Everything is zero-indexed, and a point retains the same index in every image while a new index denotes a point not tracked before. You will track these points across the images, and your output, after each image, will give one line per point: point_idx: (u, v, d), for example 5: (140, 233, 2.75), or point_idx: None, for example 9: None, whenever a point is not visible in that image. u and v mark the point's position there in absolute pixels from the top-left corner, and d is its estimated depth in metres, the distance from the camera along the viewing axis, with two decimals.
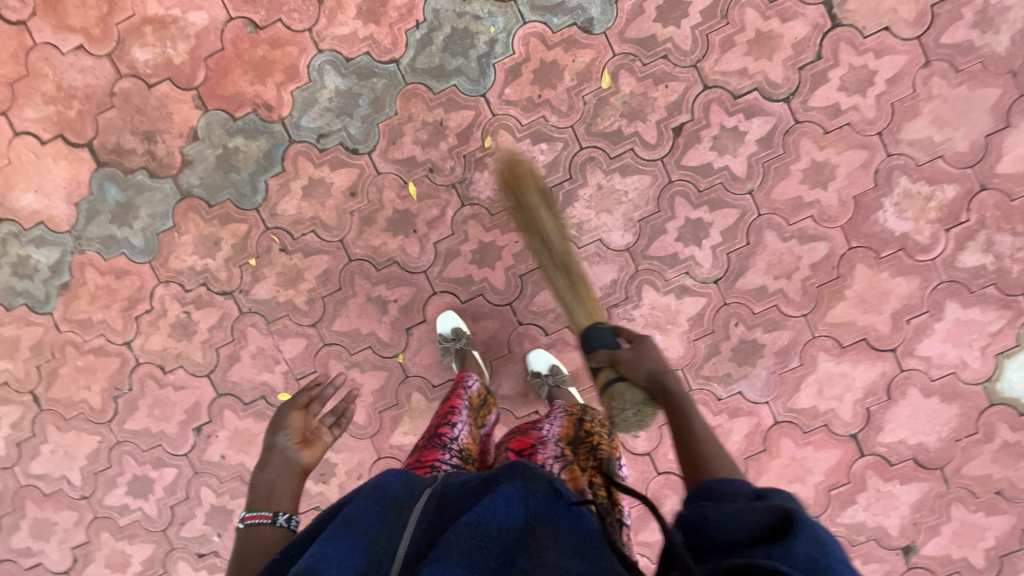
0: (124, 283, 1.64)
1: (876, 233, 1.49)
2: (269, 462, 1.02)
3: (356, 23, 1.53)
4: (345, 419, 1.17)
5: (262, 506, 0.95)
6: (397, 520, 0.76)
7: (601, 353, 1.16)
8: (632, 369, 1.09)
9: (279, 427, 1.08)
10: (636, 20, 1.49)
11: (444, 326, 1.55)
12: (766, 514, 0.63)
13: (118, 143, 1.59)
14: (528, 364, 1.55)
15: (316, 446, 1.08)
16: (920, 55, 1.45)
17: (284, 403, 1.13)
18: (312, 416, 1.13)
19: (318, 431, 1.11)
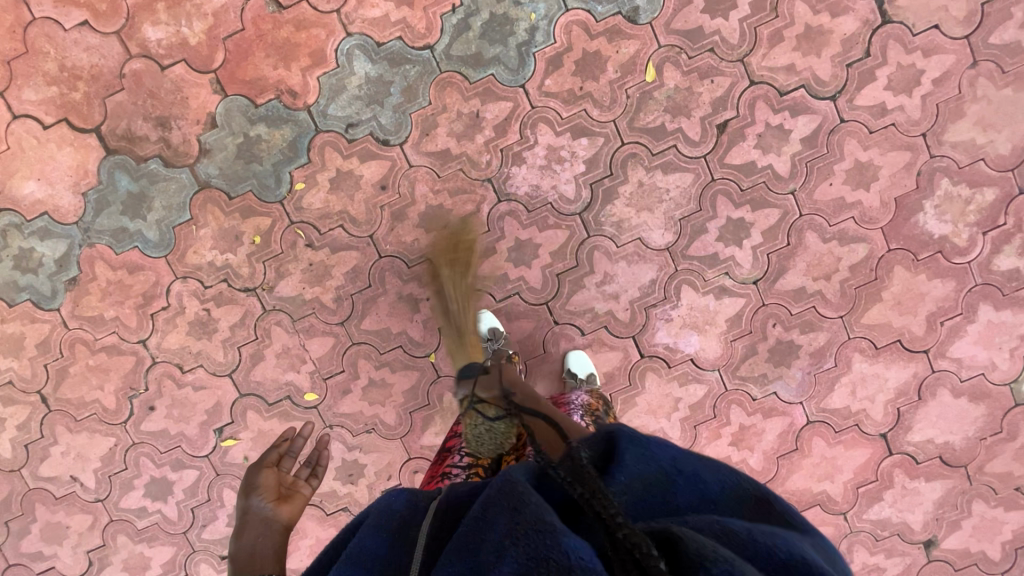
0: (138, 278, 1.55)
1: (916, 235, 1.49)
2: (247, 526, 1.00)
3: (388, 5, 1.44)
4: (321, 467, 1.19)
5: (244, 572, 0.90)
6: (405, 545, 0.69)
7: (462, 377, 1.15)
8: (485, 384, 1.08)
9: (251, 488, 1.08)
10: (683, 11, 1.43)
11: (482, 326, 1.49)
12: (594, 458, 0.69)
13: (130, 129, 1.48)
14: (564, 362, 1.53)
15: (296, 500, 1.08)
16: (967, 54, 1.43)
17: (252, 465, 1.15)
18: (284, 473, 1.15)
19: (296, 485, 1.12)
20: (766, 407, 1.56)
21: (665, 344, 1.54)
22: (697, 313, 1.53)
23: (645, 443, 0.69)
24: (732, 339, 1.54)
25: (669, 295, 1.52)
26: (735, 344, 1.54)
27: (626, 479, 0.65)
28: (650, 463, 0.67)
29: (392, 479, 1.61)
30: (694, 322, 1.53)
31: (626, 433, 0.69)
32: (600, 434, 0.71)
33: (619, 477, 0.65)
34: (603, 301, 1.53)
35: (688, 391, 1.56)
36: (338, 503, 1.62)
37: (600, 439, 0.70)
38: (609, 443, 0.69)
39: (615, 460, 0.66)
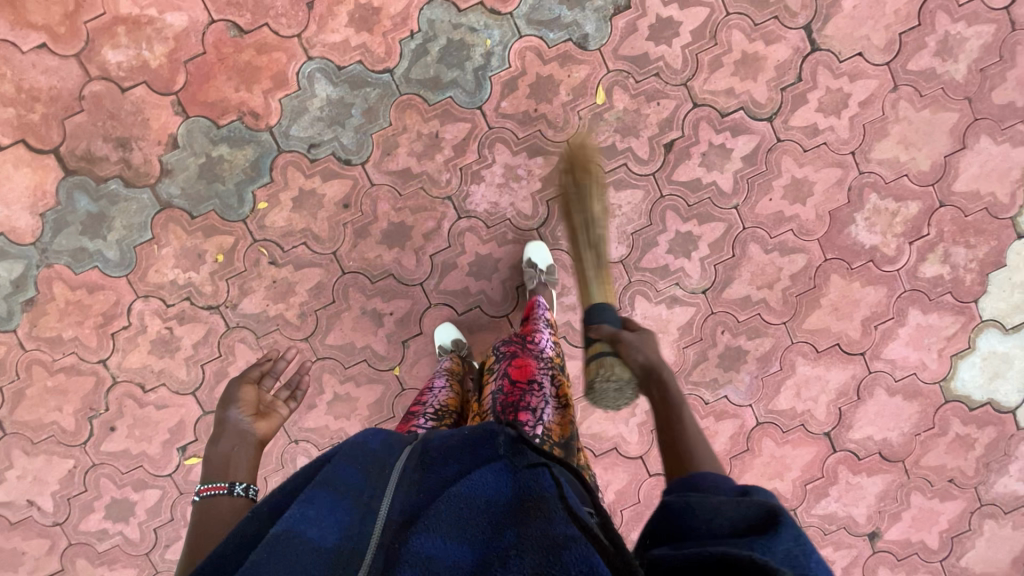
0: (98, 298, 1.55)
1: (849, 245, 1.60)
2: (223, 434, 1.07)
3: (348, 31, 1.48)
4: (298, 391, 1.25)
5: (218, 476, 1.00)
6: (379, 481, 0.76)
7: (605, 329, 1.21)
8: (631, 351, 1.13)
9: (230, 400, 1.14)
10: (630, 38, 1.52)
11: (444, 338, 1.54)
12: (752, 510, 0.64)
13: (89, 150, 1.49)
14: (525, 254, 1.54)
15: (272, 417, 1.15)
16: (889, 80, 1.56)
17: (234, 379, 1.19)
18: (262, 391, 1.20)
19: (273, 404, 1.18)
20: (718, 410, 1.64)
21: None
22: (650, 322, 1.60)
23: (806, 548, 0.58)
24: (684, 346, 1.62)
25: (623, 305, 1.60)
26: (687, 351, 1.62)
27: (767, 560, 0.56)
28: (797, 569, 0.54)
29: None
30: (648, 330, 1.61)
31: (790, 524, 0.60)
32: (757, 507, 0.64)
33: (758, 542, 0.58)
34: (561, 312, 1.59)
35: None
36: None
37: (760, 513, 0.63)
38: (760, 519, 0.62)
39: (763, 533, 0.59)
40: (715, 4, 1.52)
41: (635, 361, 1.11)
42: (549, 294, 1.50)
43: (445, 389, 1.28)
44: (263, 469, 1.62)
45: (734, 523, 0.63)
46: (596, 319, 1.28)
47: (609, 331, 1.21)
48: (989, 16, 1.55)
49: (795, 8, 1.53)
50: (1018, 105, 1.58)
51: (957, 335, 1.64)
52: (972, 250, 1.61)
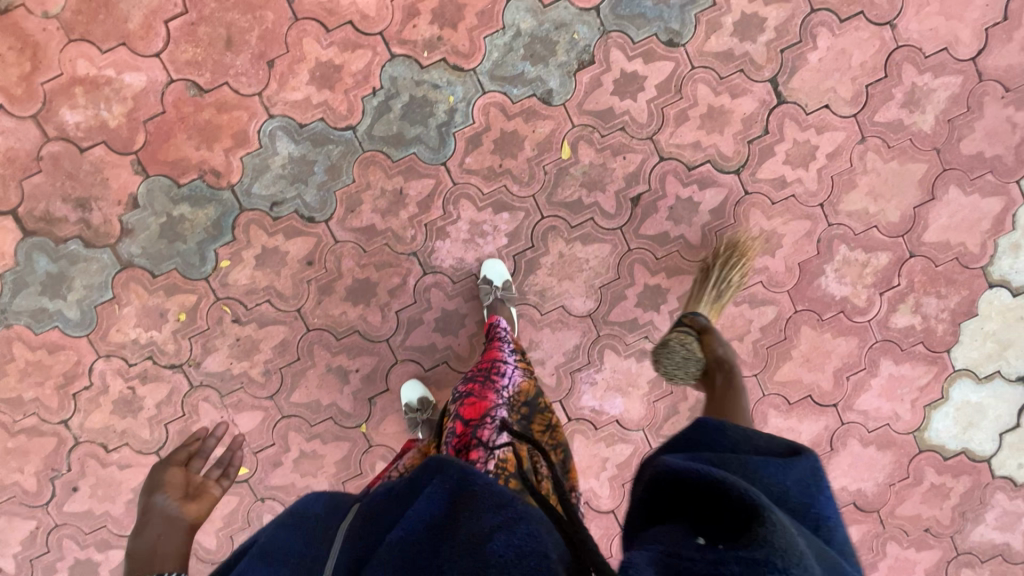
0: (58, 358, 1.52)
1: (819, 297, 1.59)
2: (147, 523, 1.04)
3: (309, 88, 1.47)
4: (232, 468, 1.23)
5: (143, 568, 0.94)
6: (321, 542, 0.81)
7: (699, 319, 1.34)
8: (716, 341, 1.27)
9: (158, 484, 1.13)
10: (594, 93, 1.51)
11: (410, 396, 1.52)
12: (777, 446, 0.79)
13: (48, 210, 1.47)
14: (480, 272, 1.53)
15: (203, 497, 1.13)
16: (856, 131, 1.55)
17: (159, 465, 1.19)
18: (192, 472, 1.19)
19: (203, 484, 1.17)
20: None
21: (591, 407, 1.59)
22: (620, 376, 1.58)
23: (819, 480, 0.73)
24: (654, 400, 1.60)
25: (592, 359, 1.58)
26: (658, 404, 1.60)
27: (776, 479, 0.71)
28: (805, 493, 0.71)
29: None
30: (618, 384, 1.59)
31: (809, 459, 0.75)
32: (782, 446, 0.79)
33: (776, 465, 0.73)
34: None
35: (615, 451, 1.61)
36: None
37: (783, 448, 0.78)
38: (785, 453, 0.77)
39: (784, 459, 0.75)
40: (680, 58, 1.51)
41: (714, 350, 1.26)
42: (506, 311, 1.49)
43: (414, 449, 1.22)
44: (228, 528, 1.59)
45: (759, 450, 0.78)
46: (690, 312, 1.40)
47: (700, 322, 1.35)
48: (956, 67, 1.55)
49: (760, 61, 1.52)
50: (986, 155, 1.57)
51: (930, 385, 1.63)
52: (943, 300, 1.60)
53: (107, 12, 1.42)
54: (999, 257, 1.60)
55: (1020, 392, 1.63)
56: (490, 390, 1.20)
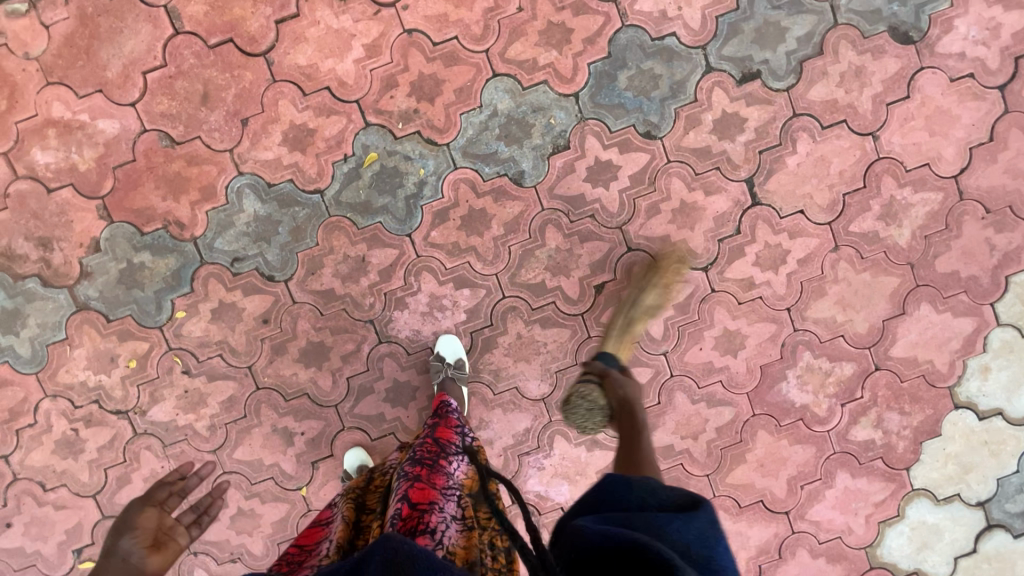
0: (5, 393, 1.52)
1: (779, 402, 1.56)
2: (102, 572, 0.84)
3: (281, 149, 1.46)
4: (208, 516, 1.01)
5: None
6: None
7: (597, 365, 1.32)
8: (615, 386, 1.26)
9: (124, 528, 0.91)
10: (567, 178, 1.49)
11: (350, 463, 1.50)
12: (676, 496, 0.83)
13: (10, 247, 1.47)
14: (435, 346, 1.51)
15: (168, 550, 0.91)
16: (829, 239, 1.53)
17: (135, 500, 0.97)
18: (167, 514, 0.96)
19: (174, 531, 0.94)
20: None
21: (536, 492, 1.57)
22: (568, 464, 1.56)
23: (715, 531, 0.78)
24: None
25: (542, 444, 1.56)
26: None
27: (681, 532, 0.76)
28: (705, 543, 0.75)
29: None
30: (566, 472, 1.56)
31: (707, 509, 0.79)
32: (681, 495, 0.83)
33: (681, 521, 0.77)
34: None
35: None
36: None
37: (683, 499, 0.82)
38: (685, 506, 0.81)
39: (686, 513, 0.79)
40: (656, 151, 1.49)
41: (614, 392, 1.25)
42: (456, 390, 1.47)
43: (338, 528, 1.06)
44: None
45: (664, 506, 0.81)
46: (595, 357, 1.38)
47: (599, 366, 1.33)
48: (937, 184, 1.52)
49: (737, 160, 1.50)
50: (961, 275, 1.54)
51: (886, 502, 1.59)
52: (906, 417, 1.57)
53: (87, 59, 1.42)
54: (967, 378, 1.56)
55: (979, 517, 1.59)
56: (440, 472, 1.13)
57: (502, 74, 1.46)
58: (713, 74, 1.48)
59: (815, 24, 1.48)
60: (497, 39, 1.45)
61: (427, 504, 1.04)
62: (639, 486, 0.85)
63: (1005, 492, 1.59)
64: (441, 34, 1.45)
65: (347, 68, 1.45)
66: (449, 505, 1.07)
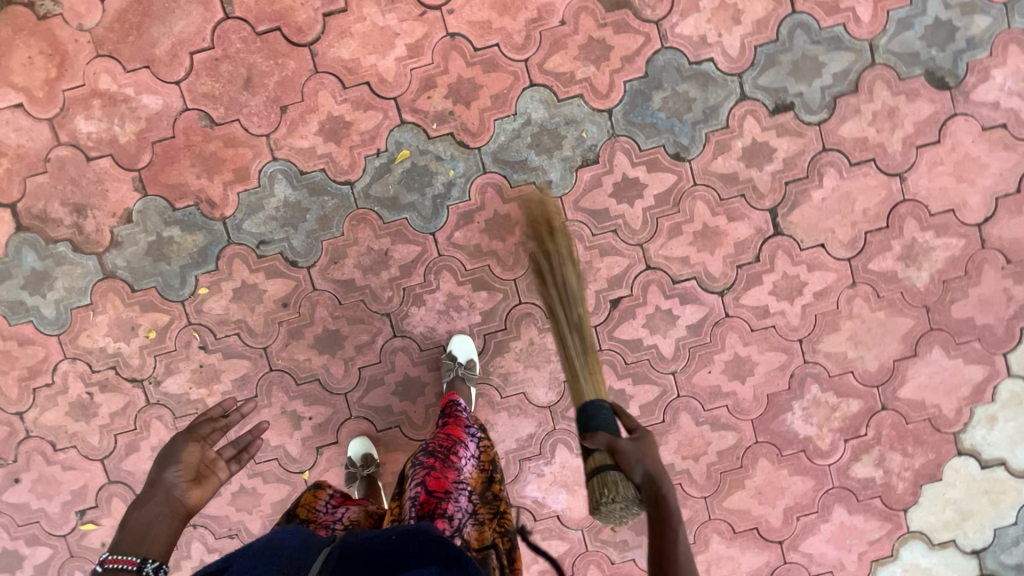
0: (27, 352, 1.55)
1: (782, 432, 1.57)
2: (150, 499, 0.95)
3: (316, 138, 1.49)
4: (248, 453, 1.08)
5: (130, 545, 0.89)
6: None
7: (602, 437, 1.06)
8: (631, 464, 1.02)
9: (170, 458, 1.00)
10: (593, 192, 1.51)
11: (355, 451, 1.53)
12: None
13: (45, 210, 1.51)
14: (448, 345, 1.54)
15: (208, 484, 1.01)
16: (847, 275, 1.54)
17: (182, 432, 1.05)
18: (208, 449, 1.04)
19: (214, 466, 1.03)
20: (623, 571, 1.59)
21: (533, 498, 1.59)
22: (568, 473, 1.58)
23: None
24: None
25: (544, 451, 1.58)
26: None
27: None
28: None
29: None
30: (565, 480, 1.58)
31: None
32: None
33: None
34: None
35: (550, 546, 1.59)
36: None
37: None
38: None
39: None
40: (683, 173, 1.51)
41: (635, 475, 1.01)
42: (464, 390, 1.49)
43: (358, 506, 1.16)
44: None
45: None
46: (585, 418, 1.12)
47: (604, 438, 1.07)
48: (960, 230, 1.53)
49: (763, 189, 1.52)
50: (976, 322, 1.55)
51: (881, 541, 1.59)
52: (908, 458, 1.57)
53: (138, 35, 1.46)
54: (973, 426, 1.56)
55: (972, 565, 1.59)
56: (453, 464, 1.18)
57: (538, 84, 1.48)
58: (746, 102, 1.50)
59: (853, 61, 1.50)
60: (537, 49, 1.48)
61: (442, 492, 1.11)
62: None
63: (1001, 543, 1.58)
64: (483, 40, 1.47)
65: (389, 65, 1.48)
66: (462, 496, 1.13)
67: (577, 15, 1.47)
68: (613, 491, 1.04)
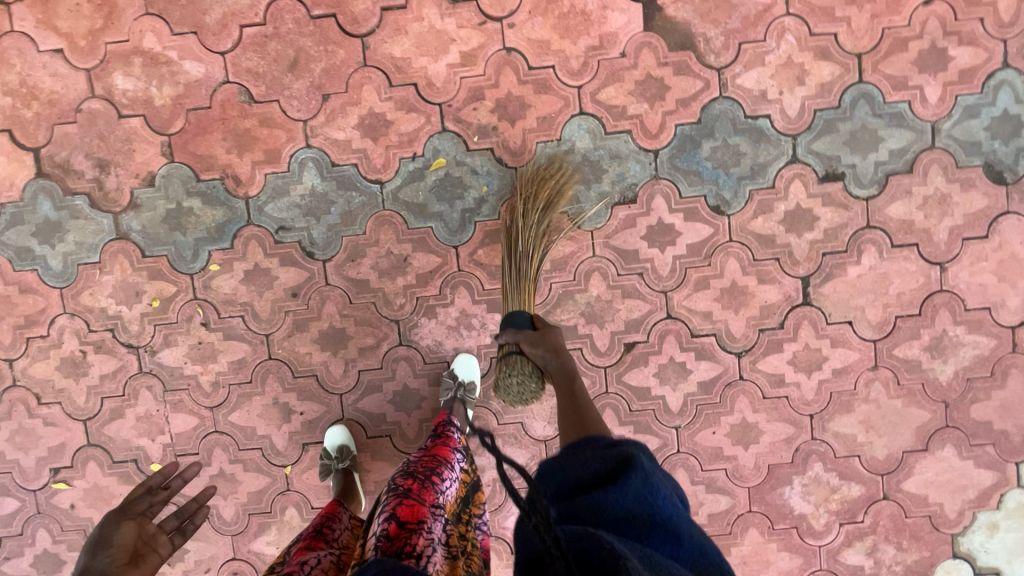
0: (26, 300, 1.52)
1: (777, 505, 1.53)
2: None
3: (353, 132, 1.46)
4: (189, 523, 1.17)
5: None
6: None
7: (508, 334, 1.27)
8: (534, 350, 1.24)
9: (104, 544, 1.02)
10: (625, 231, 1.47)
11: (331, 442, 1.49)
12: (612, 458, 0.91)
13: (68, 160, 1.47)
14: (452, 363, 1.50)
15: (146, 563, 1.04)
16: (870, 357, 1.49)
17: (111, 514, 1.08)
18: (149, 525, 1.09)
19: (152, 543, 1.07)
20: None
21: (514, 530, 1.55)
22: None
23: (651, 483, 0.87)
24: None
25: None
26: None
27: (620, 503, 0.83)
28: (643, 504, 0.83)
29: (210, 572, 1.58)
30: None
31: (639, 469, 0.87)
32: (615, 457, 0.91)
33: (616, 492, 0.84)
34: None
35: None
36: None
37: (615, 460, 0.91)
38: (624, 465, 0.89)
39: (621, 482, 0.86)
40: (720, 227, 1.47)
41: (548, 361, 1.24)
42: (461, 412, 1.45)
43: (325, 559, 1.06)
44: None
45: (596, 473, 0.90)
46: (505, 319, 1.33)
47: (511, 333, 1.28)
48: (993, 330, 1.48)
49: (798, 256, 1.48)
50: (993, 426, 1.50)
51: None
52: (902, 553, 1.53)
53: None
54: (974, 530, 1.52)
55: None
56: (429, 489, 1.12)
57: (588, 113, 1.44)
58: (797, 165, 1.46)
59: (912, 141, 1.45)
60: (593, 78, 1.43)
61: (413, 522, 1.03)
62: (575, 464, 0.93)
63: None
64: (539, 60, 1.43)
65: (439, 70, 1.44)
66: (436, 527, 1.06)
67: (639, 49, 1.43)
68: (515, 368, 1.30)
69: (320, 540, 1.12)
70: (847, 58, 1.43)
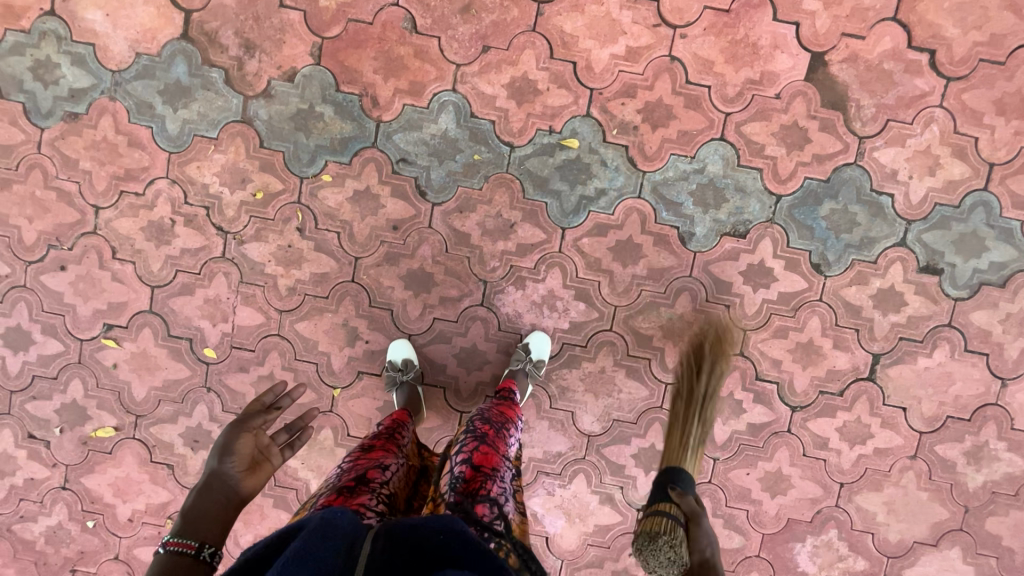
0: (132, 153, 1.51)
1: (784, 557, 1.59)
2: (207, 486, 0.94)
3: (501, 90, 1.47)
4: (298, 440, 1.12)
5: (188, 529, 0.87)
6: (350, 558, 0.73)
7: (689, 501, 1.18)
8: (700, 539, 1.11)
9: (226, 447, 1.00)
10: (726, 261, 1.51)
11: (396, 354, 1.51)
12: None
13: (216, 32, 1.47)
14: (526, 337, 1.52)
15: (262, 471, 1.01)
16: (912, 446, 1.55)
17: (232, 424, 1.05)
18: (264, 435, 1.06)
19: (269, 451, 1.04)
20: None
21: (533, 511, 1.59)
22: (575, 504, 1.58)
23: None
24: (589, 543, 1.59)
25: (563, 474, 1.57)
26: (589, 548, 1.59)
27: None
28: None
29: None
30: (568, 509, 1.58)
31: None
32: None
33: None
34: None
35: None
36: (167, 456, 1.60)
37: None
38: None
39: None
40: (815, 284, 1.51)
41: (699, 548, 1.10)
42: (524, 385, 1.48)
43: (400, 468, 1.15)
44: (164, 391, 1.57)
45: None
46: (677, 480, 1.25)
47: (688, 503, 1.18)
48: None
49: (877, 333, 1.53)
50: (1002, 542, 1.57)
51: None
52: None
53: None
54: None
55: None
56: (501, 443, 1.19)
57: (727, 141, 1.47)
58: (902, 249, 1.50)
59: (1013, 258, 1.51)
60: (742, 109, 1.47)
61: (489, 467, 1.10)
62: None
63: None
64: (698, 76, 1.46)
65: (601, 56, 1.46)
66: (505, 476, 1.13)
67: (794, 95, 1.46)
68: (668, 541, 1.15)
69: (391, 446, 1.21)
70: (980, 163, 1.48)
